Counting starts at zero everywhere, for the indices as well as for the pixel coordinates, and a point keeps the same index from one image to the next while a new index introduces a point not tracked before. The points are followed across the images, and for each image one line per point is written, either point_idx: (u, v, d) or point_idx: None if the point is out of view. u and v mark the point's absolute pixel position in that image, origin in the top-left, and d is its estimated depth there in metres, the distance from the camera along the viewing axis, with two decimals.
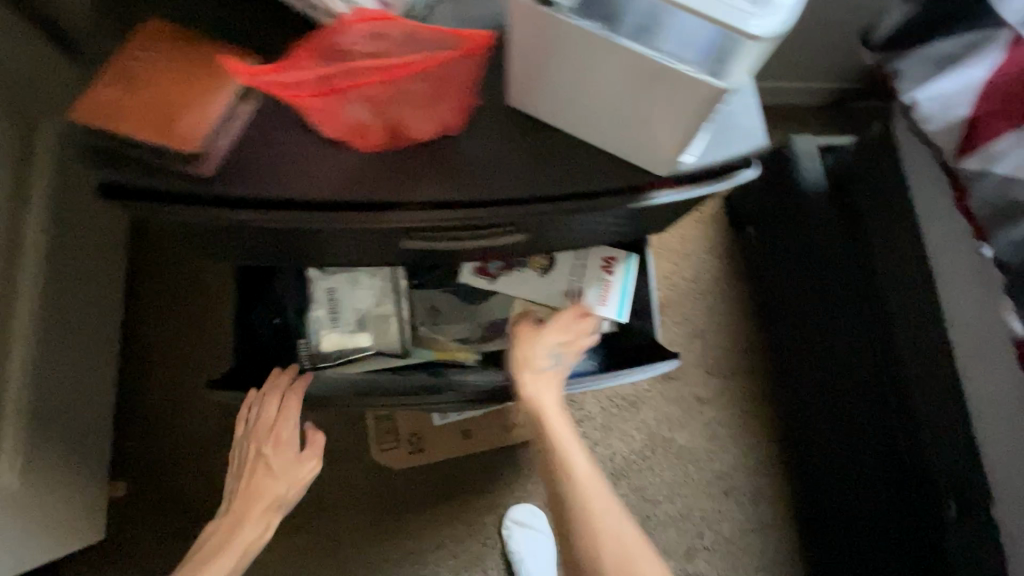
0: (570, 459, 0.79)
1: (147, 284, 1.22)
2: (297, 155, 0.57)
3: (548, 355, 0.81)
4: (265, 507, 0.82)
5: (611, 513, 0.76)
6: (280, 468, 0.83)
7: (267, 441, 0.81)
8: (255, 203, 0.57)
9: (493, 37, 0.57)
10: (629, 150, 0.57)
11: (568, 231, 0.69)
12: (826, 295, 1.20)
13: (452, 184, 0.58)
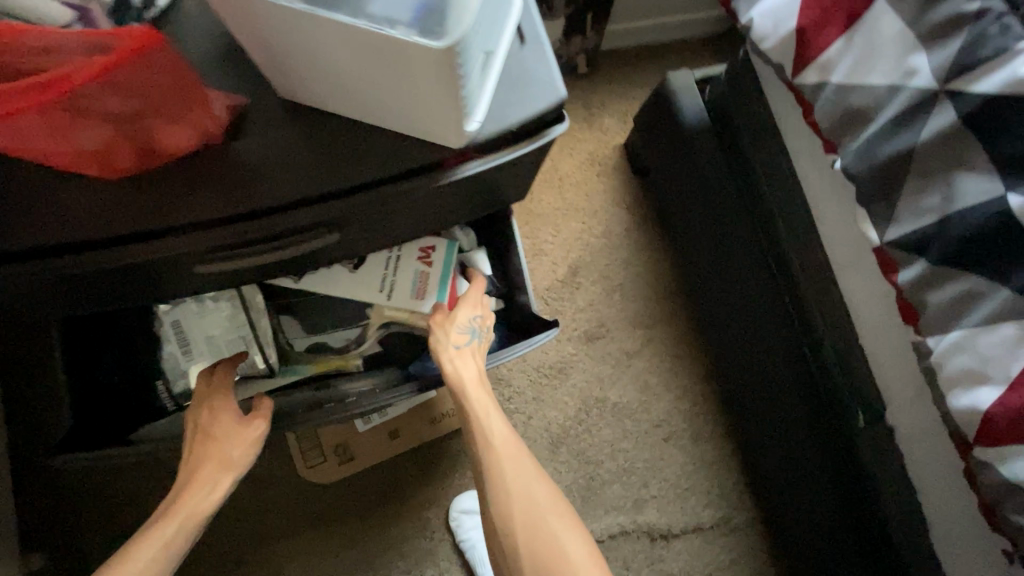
0: (491, 431, 0.77)
1: (24, 345, 1.14)
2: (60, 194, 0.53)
3: (466, 330, 0.79)
4: (207, 474, 0.74)
5: (528, 483, 0.75)
6: (224, 435, 0.76)
7: (209, 412, 0.77)
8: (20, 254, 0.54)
9: (157, 31, 0.43)
10: (415, 128, 0.52)
11: (397, 221, 0.65)
12: (724, 229, 1.20)
13: (227, 196, 0.54)
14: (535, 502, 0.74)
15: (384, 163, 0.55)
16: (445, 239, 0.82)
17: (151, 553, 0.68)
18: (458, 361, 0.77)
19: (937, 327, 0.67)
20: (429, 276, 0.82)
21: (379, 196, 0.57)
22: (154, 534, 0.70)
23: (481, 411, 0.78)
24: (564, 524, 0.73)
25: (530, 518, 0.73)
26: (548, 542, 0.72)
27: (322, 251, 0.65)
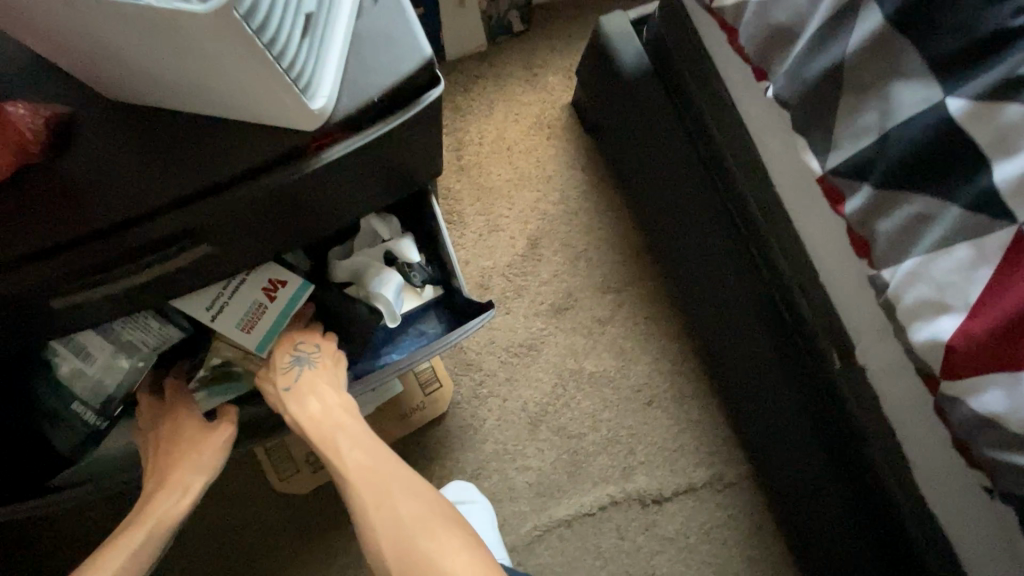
0: (349, 471, 0.75)
1: None
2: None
3: (296, 367, 0.77)
4: (176, 482, 0.73)
5: (394, 509, 0.72)
6: (190, 442, 0.74)
7: (169, 423, 0.75)
8: None
9: None
10: (254, 115, 0.48)
11: (276, 221, 0.58)
12: (679, 178, 1.13)
13: (60, 218, 0.47)
14: (407, 523, 0.71)
15: (234, 158, 0.49)
16: (301, 279, 0.75)
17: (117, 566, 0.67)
18: (296, 403, 0.76)
19: (889, 259, 0.61)
20: (263, 313, 0.74)
21: (238, 197, 0.50)
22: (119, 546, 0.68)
23: (338, 450, 0.75)
24: (437, 537, 0.71)
25: (400, 542, 0.70)
26: (425, 563, 0.69)
27: (204, 262, 0.57)
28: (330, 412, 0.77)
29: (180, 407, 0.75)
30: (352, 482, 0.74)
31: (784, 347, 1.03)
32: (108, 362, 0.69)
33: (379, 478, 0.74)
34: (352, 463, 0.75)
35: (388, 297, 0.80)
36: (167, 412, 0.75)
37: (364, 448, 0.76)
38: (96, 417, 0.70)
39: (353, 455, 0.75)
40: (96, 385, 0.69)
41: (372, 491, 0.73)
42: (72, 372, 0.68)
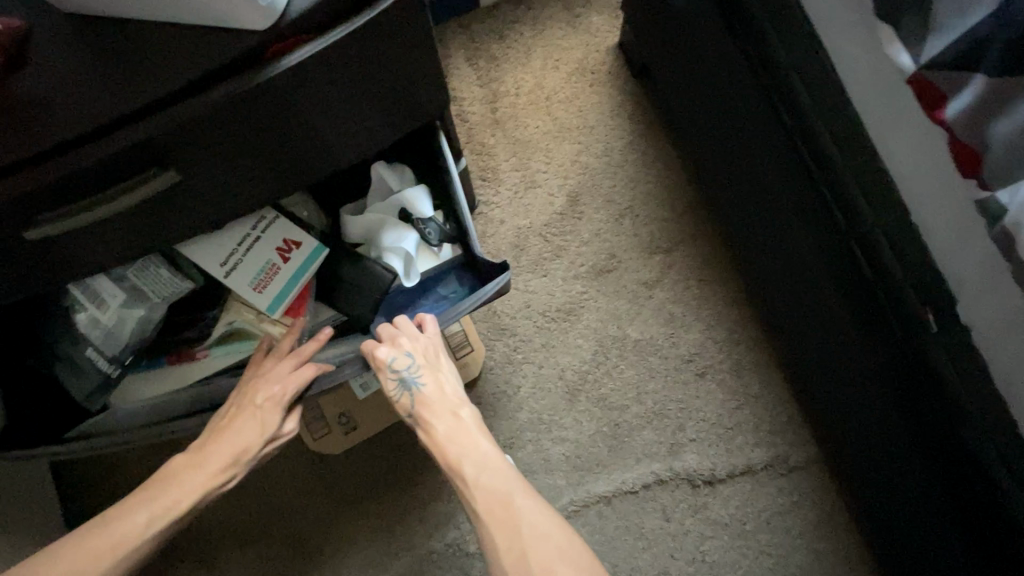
0: (482, 507, 0.71)
1: None
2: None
3: (407, 377, 0.75)
4: (222, 462, 0.69)
5: (527, 552, 0.67)
6: (255, 425, 0.70)
7: (258, 390, 0.70)
8: None
9: None
10: (207, 14, 0.43)
11: (252, 150, 0.54)
12: (739, 117, 0.99)
13: (15, 140, 0.44)
14: (544, 567, 0.65)
15: (184, 65, 0.45)
16: (317, 241, 0.72)
17: (142, 518, 0.66)
18: (427, 432, 0.76)
19: (1003, 173, 0.48)
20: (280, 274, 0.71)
21: (194, 108, 0.45)
22: (155, 495, 0.68)
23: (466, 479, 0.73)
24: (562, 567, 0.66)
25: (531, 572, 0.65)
26: None
27: (178, 196, 0.55)
28: (457, 435, 0.75)
29: (273, 377, 0.70)
30: (484, 518, 0.70)
31: (865, 312, 0.86)
32: (120, 310, 0.67)
33: (512, 515, 0.69)
34: (481, 491, 0.71)
35: (403, 250, 0.76)
36: (260, 375, 0.71)
37: (494, 474, 0.73)
38: (112, 365, 0.68)
39: (486, 481, 0.72)
40: (112, 332, 0.67)
41: (511, 522, 0.69)
42: (91, 320, 0.67)
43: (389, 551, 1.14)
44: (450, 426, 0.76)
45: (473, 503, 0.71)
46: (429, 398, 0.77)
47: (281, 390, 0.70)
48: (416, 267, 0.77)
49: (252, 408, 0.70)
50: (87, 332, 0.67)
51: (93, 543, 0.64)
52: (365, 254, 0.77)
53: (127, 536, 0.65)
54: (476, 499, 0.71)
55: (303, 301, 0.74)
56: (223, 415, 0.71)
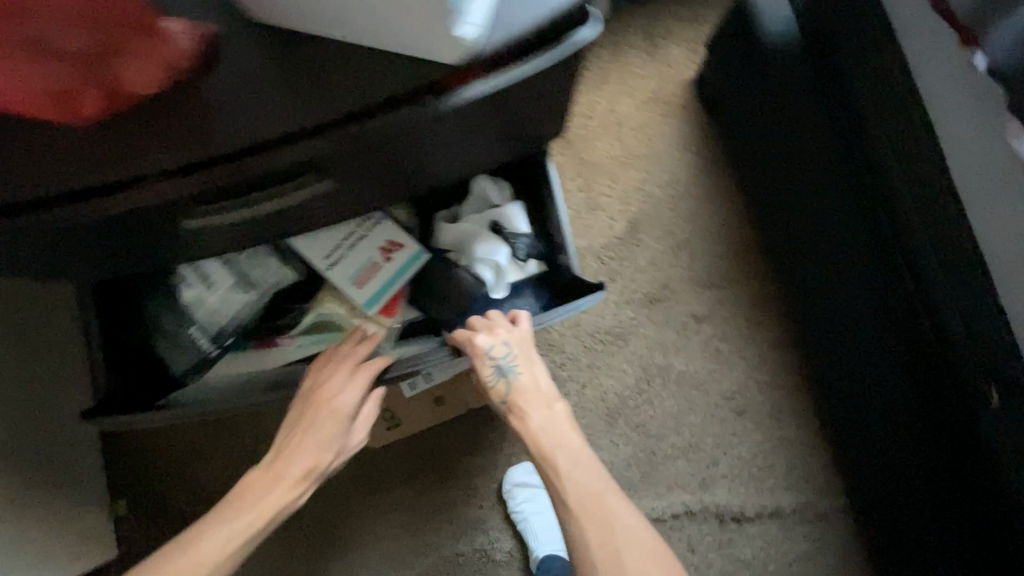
0: (575, 504, 0.74)
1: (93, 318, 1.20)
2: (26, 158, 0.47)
3: (505, 370, 0.78)
4: (297, 476, 0.73)
5: (620, 550, 0.72)
6: (324, 441, 0.74)
7: (319, 409, 0.73)
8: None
9: None
10: (401, 42, 0.44)
11: (395, 163, 0.56)
12: (817, 170, 1.01)
13: (198, 139, 0.47)
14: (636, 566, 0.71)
15: (367, 91, 0.46)
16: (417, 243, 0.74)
17: (226, 534, 0.70)
18: (520, 423, 0.80)
19: None
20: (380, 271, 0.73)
21: (370, 131, 0.47)
22: (236, 512, 0.72)
23: (558, 474, 0.77)
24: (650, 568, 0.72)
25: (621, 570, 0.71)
26: None
27: (319, 199, 0.57)
28: (549, 429, 0.79)
29: (339, 396, 0.72)
30: (576, 516, 0.74)
31: (917, 372, 0.96)
32: (225, 291, 0.71)
33: (603, 515, 0.74)
34: (574, 488, 0.75)
35: (495, 262, 0.78)
36: (313, 389, 0.73)
37: (585, 471, 0.77)
38: (210, 343, 0.72)
39: (578, 478, 0.76)
40: (215, 312, 0.71)
41: (603, 521, 0.74)
42: (196, 297, 0.71)
43: (417, 547, 1.16)
44: (543, 419, 0.80)
45: (564, 499, 0.75)
46: (524, 390, 0.80)
47: (343, 408, 0.73)
48: (505, 279, 0.79)
49: (316, 423, 0.73)
50: (191, 309, 0.71)
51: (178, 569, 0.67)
52: (455, 261, 0.78)
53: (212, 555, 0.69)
54: (568, 496, 0.75)
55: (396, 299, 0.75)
56: (291, 431, 0.74)
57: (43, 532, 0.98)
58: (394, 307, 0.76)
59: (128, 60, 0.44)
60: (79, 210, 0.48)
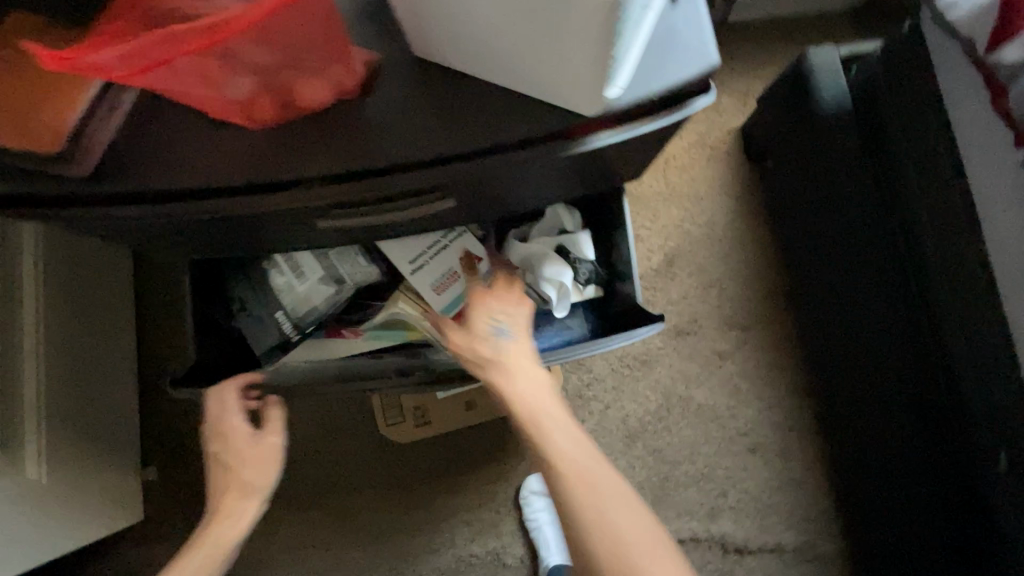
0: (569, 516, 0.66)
1: (146, 288, 1.24)
2: (188, 151, 0.50)
3: (498, 330, 0.71)
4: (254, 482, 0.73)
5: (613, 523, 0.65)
6: (237, 454, 0.73)
7: (233, 423, 0.74)
8: (139, 197, 0.51)
9: None
10: (552, 93, 0.49)
11: (509, 189, 0.61)
12: (854, 231, 1.08)
13: (352, 152, 0.51)
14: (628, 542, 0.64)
15: (513, 128, 0.51)
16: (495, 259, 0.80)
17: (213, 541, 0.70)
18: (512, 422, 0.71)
19: None
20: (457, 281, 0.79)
21: (510, 162, 0.52)
22: (221, 521, 0.71)
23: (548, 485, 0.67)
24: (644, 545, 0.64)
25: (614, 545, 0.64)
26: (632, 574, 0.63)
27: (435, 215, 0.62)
28: (542, 429, 0.69)
29: (222, 419, 0.73)
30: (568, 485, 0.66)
31: (929, 422, 1.06)
32: (313, 282, 0.77)
33: (603, 536, 0.64)
34: (570, 500, 0.66)
35: (562, 281, 0.81)
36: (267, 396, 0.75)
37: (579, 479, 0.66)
38: (292, 330, 0.77)
39: (572, 488, 0.66)
40: (301, 302, 0.77)
41: (602, 542, 0.64)
42: (286, 284, 0.77)
43: (432, 543, 1.20)
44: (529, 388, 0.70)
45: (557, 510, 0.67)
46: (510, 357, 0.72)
47: (238, 425, 0.74)
48: (568, 297, 0.83)
49: (229, 435, 0.74)
50: (280, 294, 0.77)
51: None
52: (523, 277, 0.82)
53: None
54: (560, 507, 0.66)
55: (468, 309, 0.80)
56: (254, 439, 0.74)
57: (84, 490, 1.01)
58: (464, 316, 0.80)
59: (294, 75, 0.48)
60: (230, 203, 0.51)
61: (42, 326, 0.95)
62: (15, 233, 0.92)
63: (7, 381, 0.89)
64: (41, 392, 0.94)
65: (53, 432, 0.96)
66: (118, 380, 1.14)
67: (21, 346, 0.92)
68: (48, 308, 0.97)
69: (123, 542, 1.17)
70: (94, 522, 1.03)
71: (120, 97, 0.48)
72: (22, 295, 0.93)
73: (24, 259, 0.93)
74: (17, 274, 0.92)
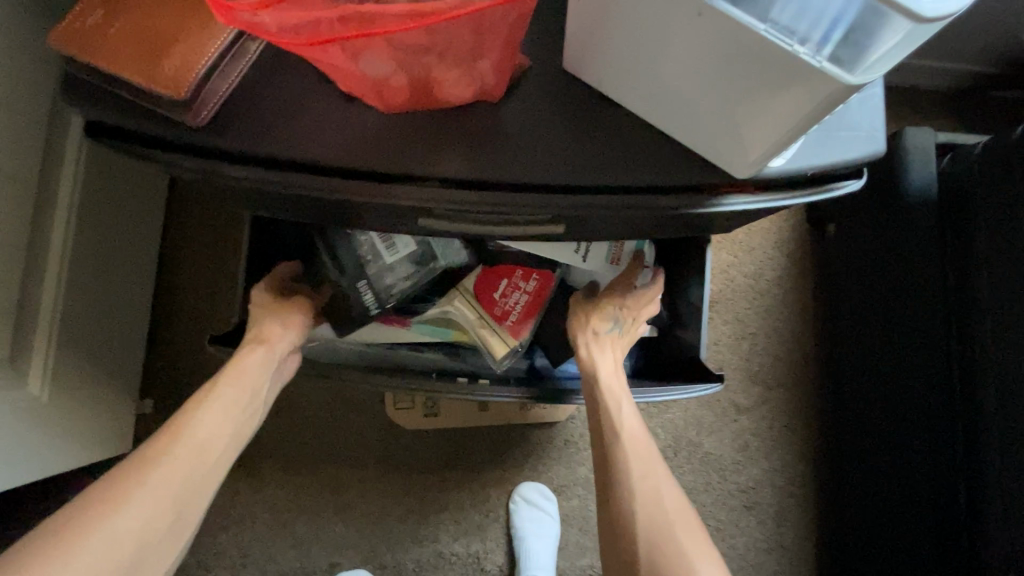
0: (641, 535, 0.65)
1: (176, 216, 1.19)
2: (305, 121, 0.46)
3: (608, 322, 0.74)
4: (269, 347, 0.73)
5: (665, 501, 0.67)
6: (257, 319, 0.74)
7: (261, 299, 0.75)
8: (243, 158, 0.46)
9: None
10: (708, 149, 0.45)
11: (615, 229, 0.58)
12: (908, 320, 1.06)
13: (481, 159, 0.47)
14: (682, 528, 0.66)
15: (656, 172, 0.47)
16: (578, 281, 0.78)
17: (220, 408, 0.68)
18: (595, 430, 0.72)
19: None
20: (520, 295, 0.77)
21: (644, 206, 0.49)
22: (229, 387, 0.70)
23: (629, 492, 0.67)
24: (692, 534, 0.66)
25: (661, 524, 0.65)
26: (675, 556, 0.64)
27: (535, 238, 0.58)
28: (635, 443, 0.70)
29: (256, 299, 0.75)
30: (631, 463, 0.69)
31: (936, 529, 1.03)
32: (402, 257, 0.72)
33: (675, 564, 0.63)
34: (645, 520, 0.65)
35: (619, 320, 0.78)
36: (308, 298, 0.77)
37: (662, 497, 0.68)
38: (373, 303, 0.72)
39: (654, 504, 0.67)
40: (388, 276, 0.71)
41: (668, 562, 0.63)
42: (372, 252, 0.72)
43: (416, 534, 1.19)
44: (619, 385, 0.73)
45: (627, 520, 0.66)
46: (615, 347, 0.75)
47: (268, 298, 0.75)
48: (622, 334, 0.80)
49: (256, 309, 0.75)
50: (365, 263, 0.72)
51: (174, 469, 0.62)
52: None
53: (194, 466, 0.64)
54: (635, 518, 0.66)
55: (526, 326, 0.78)
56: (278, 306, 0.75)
57: (80, 413, 0.98)
58: (520, 333, 0.78)
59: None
60: (339, 185, 0.47)
61: (70, 239, 0.90)
62: (60, 137, 0.87)
63: (26, 290, 0.85)
64: (57, 309, 0.90)
65: (61, 351, 0.92)
66: (133, 307, 1.10)
67: (47, 257, 0.87)
68: (80, 223, 0.92)
69: (106, 470, 1.14)
70: (85, 448, 1.00)
71: (251, 46, 0.44)
72: (57, 205, 0.88)
73: (65, 168, 0.88)
74: (56, 180, 0.87)
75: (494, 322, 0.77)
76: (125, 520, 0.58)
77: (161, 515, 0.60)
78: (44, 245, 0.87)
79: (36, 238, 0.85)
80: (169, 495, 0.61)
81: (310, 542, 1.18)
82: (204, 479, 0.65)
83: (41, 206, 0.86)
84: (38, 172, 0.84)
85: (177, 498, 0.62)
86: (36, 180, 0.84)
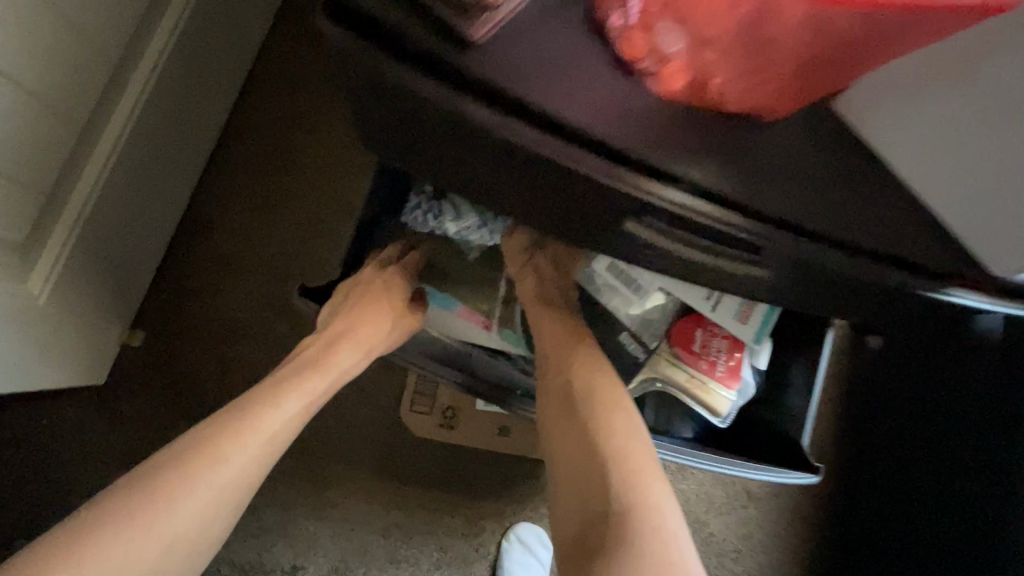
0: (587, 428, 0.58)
1: (244, 121, 1.05)
2: (562, 74, 0.39)
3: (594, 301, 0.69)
4: (358, 344, 0.68)
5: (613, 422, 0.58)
6: (360, 307, 0.70)
7: (369, 285, 0.72)
8: (492, 95, 0.39)
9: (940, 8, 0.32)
10: (979, 237, 0.41)
11: (800, 293, 0.53)
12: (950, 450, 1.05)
13: (739, 178, 0.41)
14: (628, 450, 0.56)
15: (902, 242, 0.43)
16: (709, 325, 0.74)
17: (291, 405, 0.62)
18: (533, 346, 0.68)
19: None
20: (722, 341, 0.73)
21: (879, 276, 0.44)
22: (303, 379, 0.64)
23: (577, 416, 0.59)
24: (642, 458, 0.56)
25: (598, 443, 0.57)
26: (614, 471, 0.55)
27: (718, 273, 0.53)
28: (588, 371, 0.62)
29: (363, 282, 0.72)
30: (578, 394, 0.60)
31: None
32: (651, 300, 0.72)
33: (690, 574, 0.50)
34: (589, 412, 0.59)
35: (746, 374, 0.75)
36: (390, 295, 0.72)
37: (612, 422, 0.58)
38: (640, 351, 0.74)
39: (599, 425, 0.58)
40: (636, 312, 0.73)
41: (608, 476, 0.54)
42: (617, 298, 0.73)
43: (395, 551, 1.07)
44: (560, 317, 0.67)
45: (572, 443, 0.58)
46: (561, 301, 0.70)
47: (384, 283, 0.72)
48: (736, 403, 0.74)
49: (368, 291, 0.71)
50: (617, 313, 0.73)
51: (229, 476, 0.55)
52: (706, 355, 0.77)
53: (244, 471, 0.57)
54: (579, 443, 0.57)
55: (737, 373, 0.73)
56: (377, 297, 0.71)
57: (71, 328, 0.84)
58: (733, 381, 0.73)
59: (724, 61, 0.40)
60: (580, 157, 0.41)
61: (127, 133, 0.80)
62: (152, 24, 0.79)
63: (64, 172, 0.74)
64: (89, 203, 0.78)
65: (77, 253, 0.79)
66: (160, 226, 0.97)
67: (97, 143, 0.77)
68: (142, 116, 0.81)
69: (66, 400, 0.98)
70: (62, 369, 0.86)
71: None
72: (125, 89, 0.78)
73: (148, 52, 0.79)
74: (132, 66, 0.78)
75: (701, 376, 0.74)
76: (154, 525, 0.51)
77: (196, 524, 0.53)
78: (97, 127, 0.76)
79: (92, 118, 0.75)
80: (207, 504, 0.54)
81: (275, 535, 1.05)
82: (248, 489, 0.57)
83: (109, 87, 0.76)
84: (118, 46, 0.74)
85: (218, 506, 0.55)
86: (113, 60, 0.75)
